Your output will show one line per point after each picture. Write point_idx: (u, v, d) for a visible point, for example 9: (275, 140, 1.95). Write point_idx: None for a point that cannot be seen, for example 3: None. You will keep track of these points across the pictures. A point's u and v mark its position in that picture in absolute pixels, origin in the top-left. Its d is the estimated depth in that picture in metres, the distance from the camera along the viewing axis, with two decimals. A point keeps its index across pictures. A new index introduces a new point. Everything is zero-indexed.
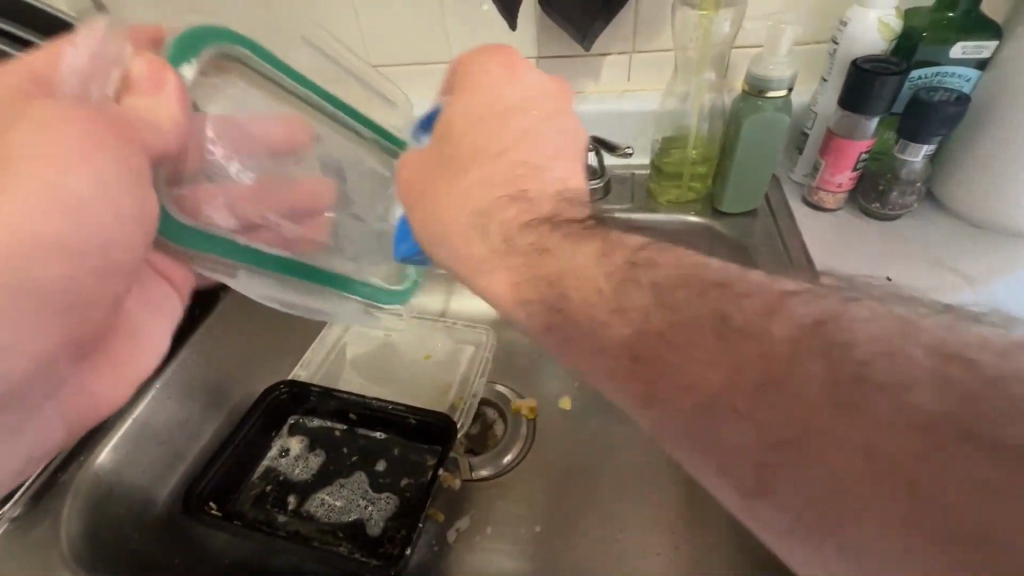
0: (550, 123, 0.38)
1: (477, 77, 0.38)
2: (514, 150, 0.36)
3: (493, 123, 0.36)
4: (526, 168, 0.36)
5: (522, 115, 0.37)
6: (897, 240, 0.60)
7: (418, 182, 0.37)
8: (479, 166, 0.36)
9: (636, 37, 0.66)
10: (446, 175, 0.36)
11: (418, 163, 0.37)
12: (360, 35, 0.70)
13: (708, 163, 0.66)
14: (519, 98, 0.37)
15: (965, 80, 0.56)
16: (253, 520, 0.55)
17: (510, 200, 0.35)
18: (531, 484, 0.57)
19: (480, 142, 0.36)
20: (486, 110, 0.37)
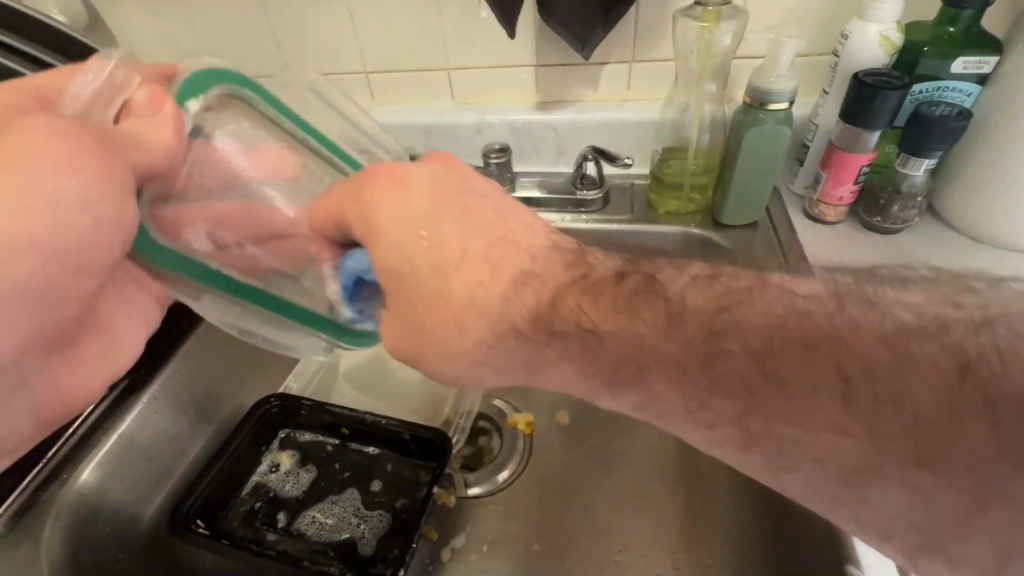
0: (468, 209, 0.35)
1: (370, 207, 0.34)
2: (475, 248, 0.33)
3: (434, 233, 0.33)
4: (503, 249, 0.33)
5: (443, 217, 0.34)
6: (898, 253, 0.59)
7: (425, 346, 0.34)
8: (451, 292, 0.33)
9: (636, 47, 0.65)
10: (434, 332, 0.33)
11: (403, 329, 0.34)
12: (357, 42, 0.69)
13: (709, 174, 0.65)
14: (423, 198, 0.34)
15: (966, 94, 0.56)
16: (242, 539, 0.53)
17: (515, 290, 0.32)
18: (528, 500, 0.56)
19: (438, 261, 0.33)
20: (421, 222, 0.34)
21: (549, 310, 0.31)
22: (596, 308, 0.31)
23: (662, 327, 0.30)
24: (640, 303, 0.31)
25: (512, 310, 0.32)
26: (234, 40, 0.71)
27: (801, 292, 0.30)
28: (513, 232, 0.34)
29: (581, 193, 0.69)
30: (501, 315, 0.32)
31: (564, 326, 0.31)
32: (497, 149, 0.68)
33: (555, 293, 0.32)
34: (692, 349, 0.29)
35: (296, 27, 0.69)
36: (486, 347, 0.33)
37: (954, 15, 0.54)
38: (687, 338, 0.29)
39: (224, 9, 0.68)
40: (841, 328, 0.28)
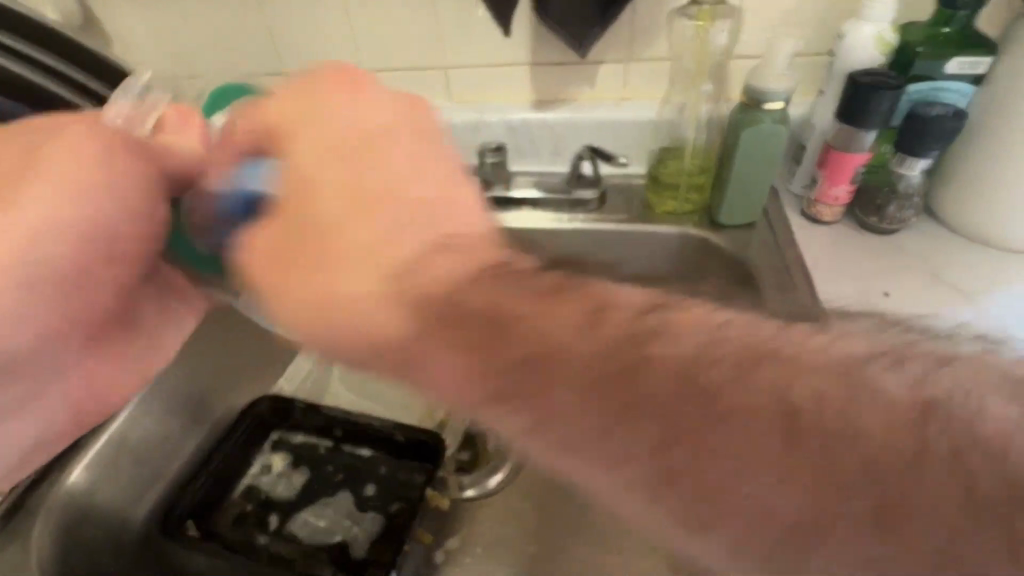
0: (418, 146, 0.31)
1: (322, 112, 0.31)
2: (390, 182, 0.29)
3: (349, 153, 0.30)
4: (427, 205, 0.29)
5: (390, 143, 0.31)
6: (895, 254, 0.59)
7: (296, 268, 0.28)
8: (358, 223, 0.28)
9: (633, 45, 0.65)
10: (314, 258, 0.28)
11: (281, 240, 0.28)
12: (351, 39, 0.68)
13: (706, 174, 0.65)
14: (376, 120, 0.31)
15: (961, 95, 0.56)
16: (232, 542, 0.52)
17: (427, 254, 0.28)
18: (523, 502, 0.56)
19: (348, 184, 0.29)
20: (343, 143, 0.30)
21: (461, 288, 0.27)
22: (496, 291, 0.27)
23: (582, 330, 0.26)
24: (565, 307, 0.26)
25: (411, 269, 0.28)
26: (228, 39, 0.70)
27: (768, 318, 0.27)
28: (450, 198, 0.30)
29: (577, 192, 0.69)
30: (391, 261, 0.28)
31: (472, 310, 0.26)
32: (493, 148, 0.68)
33: (466, 271, 0.28)
34: (612, 356, 0.25)
35: (292, 25, 0.68)
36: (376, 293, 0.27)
37: (949, 16, 0.55)
38: (603, 343, 0.25)
39: (217, 8, 0.68)
40: (803, 352, 0.25)
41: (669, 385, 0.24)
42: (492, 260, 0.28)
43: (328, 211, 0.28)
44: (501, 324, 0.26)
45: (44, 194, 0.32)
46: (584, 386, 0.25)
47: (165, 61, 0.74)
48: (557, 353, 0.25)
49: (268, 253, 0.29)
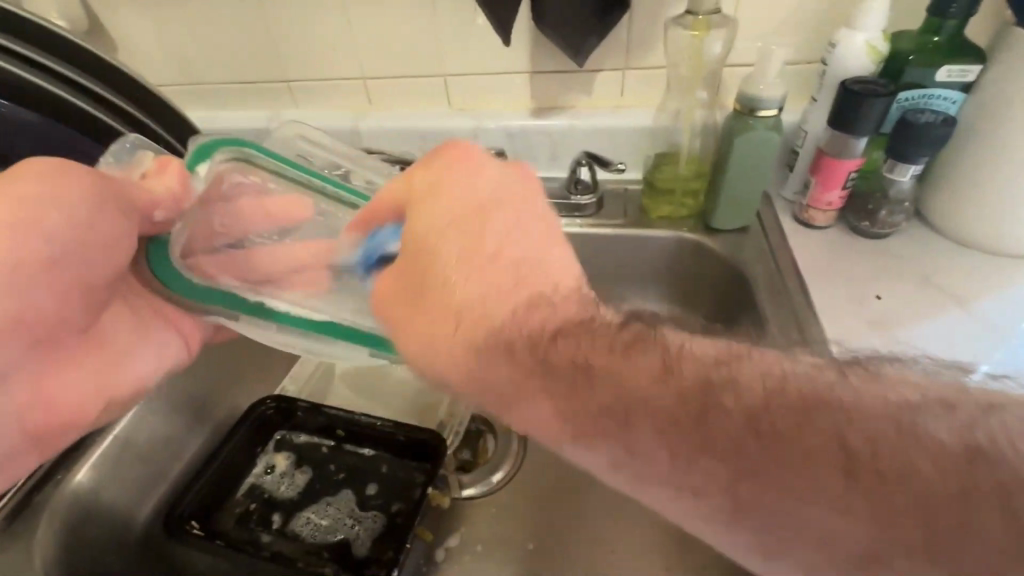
0: (516, 217, 0.31)
1: (435, 187, 0.32)
2: (509, 255, 0.30)
3: (466, 222, 0.31)
4: (525, 267, 0.30)
5: (492, 215, 0.31)
6: (887, 257, 0.60)
7: (407, 321, 0.31)
8: (466, 282, 0.30)
9: (629, 53, 0.66)
10: (430, 301, 0.30)
11: (403, 300, 0.31)
12: (353, 48, 0.70)
13: (701, 179, 0.66)
14: (493, 194, 0.32)
15: (951, 102, 0.57)
16: (236, 540, 0.53)
17: (523, 313, 0.29)
18: (520, 501, 0.57)
19: (470, 251, 0.30)
20: (466, 210, 0.31)
21: (545, 341, 0.29)
22: (589, 344, 0.29)
23: (656, 378, 0.28)
24: (637, 354, 0.29)
25: (508, 329, 0.29)
26: (231, 47, 0.72)
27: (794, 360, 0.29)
28: (540, 259, 0.31)
29: (574, 198, 0.70)
30: (493, 321, 0.29)
31: (558, 361, 0.29)
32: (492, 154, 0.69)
33: (556, 327, 0.29)
34: (688, 399, 0.27)
35: (295, 32, 0.69)
36: (471, 347, 0.29)
37: (940, 25, 0.55)
38: (680, 388, 0.28)
39: (222, 17, 0.69)
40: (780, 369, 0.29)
41: (729, 422, 0.27)
42: (580, 319, 0.30)
43: (443, 268, 0.30)
44: (584, 374, 0.28)
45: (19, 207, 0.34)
46: (654, 414, 0.27)
47: (170, 68, 0.75)
48: (643, 400, 0.28)
49: (386, 298, 0.32)
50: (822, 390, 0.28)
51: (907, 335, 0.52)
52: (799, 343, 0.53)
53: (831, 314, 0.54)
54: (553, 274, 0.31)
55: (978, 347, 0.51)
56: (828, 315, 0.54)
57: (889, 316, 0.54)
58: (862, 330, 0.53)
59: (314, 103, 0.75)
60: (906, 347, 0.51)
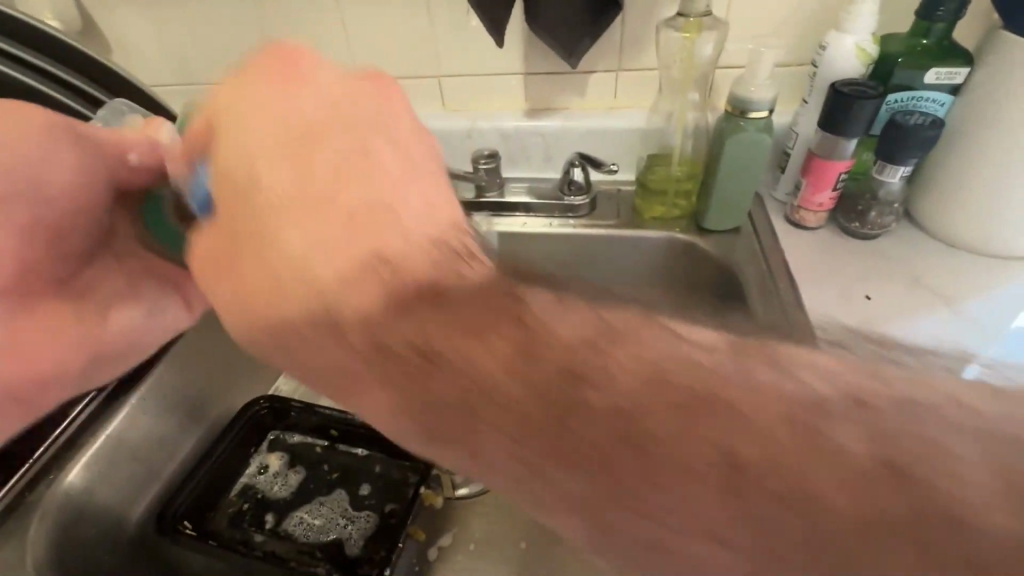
0: (364, 135, 0.30)
1: (260, 105, 0.30)
2: (306, 180, 0.28)
3: (315, 146, 0.29)
4: (365, 213, 0.28)
5: (325, 135, 0.30)
6: (877, 258, 0.61)
7: (236, 284, 0.29)
8: (292, 227, 0.28)
9: (622, 54, 0.67)
10: (249, 251, 0.28)
11: (232, 241, 0.29)
12: (348, 49, 0.70)
13: (693, 180, 0.67)
14: (312, 113, 0.30)
15: (940, 104, 0.58)
16: (229, 540, 0.54)
17: (354, 272, 0.27)
18: (513, 501, 0.57)
19: (320, 182, 0.28)
20: (322, 133, 0.30)
21: (408, 324, 0.27)
22: (438, 326, 0.26)
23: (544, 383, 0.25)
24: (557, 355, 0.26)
25: (335, 289, 0.27)
26: (225, 48, 0.72)
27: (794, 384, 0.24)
28: (380, 188, 0.29)
29: (568, 199, 0.70)
30: (301, 275, 0.28)
31: (397, 344, 0.27)
32: (486, 155, 0.69)
33: (397, 300, 0.27)
34: (543, 398, 0.25)
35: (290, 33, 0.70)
36: (287, 303, 0.28)
37: (928, 28, 0.56)
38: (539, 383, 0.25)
39: (215, 17, 0.70)
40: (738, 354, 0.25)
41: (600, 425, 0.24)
42: (424, 279, 0.27)
43: (274, 213, 0.28)
44: (421, 356, 0.27)
45: None
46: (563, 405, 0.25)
47: (165, 68, 0.75)
48: (496, 397, 0.26)
49: (207, 259, 0.30)
50: (711, 375, 0.24)
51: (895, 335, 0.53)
52: None
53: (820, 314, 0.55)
54: (401, 207, 0.29)
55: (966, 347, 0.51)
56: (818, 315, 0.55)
57: (879, 316, 0.55)
58: None
59: None
60: None
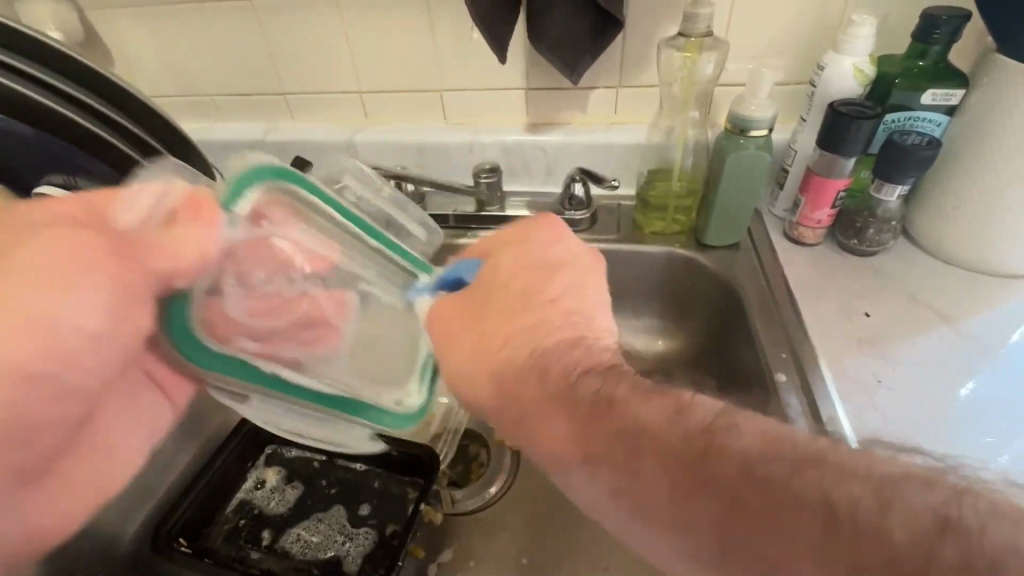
0: (581, 271, 0.39)
1: (507, 246, 0.40)
2: (552, 297, 0.37)
3: (537, 276, 0.37)
4: (581, 320, 0.36)
5: (566, 269, 0.38)
6: (873, 274, 0.61)
7: (471, 352, 0.36)
8: (523, 331, 0.36)
9: (623, 72, 0.68)
10: (489, 329, 0.36)
11: (500, 324, 0.36)
12: (352, 61, 0.71)
13: (693, 196, 0.68)
14: (565, 255, 0.39)
15: (936, 124, 0.59)
16: (224, 558, 0.52)
17: (552, 358, 0.34)
18: (512, 517, 0.56)
19: (543, 300, 0.36)
20: (533, 265, 0.38)
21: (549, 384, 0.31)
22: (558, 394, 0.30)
23: (669, 417, 0.30)
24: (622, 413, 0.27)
25: (553, 359, 0.34)
26: (229, 60, 0.72)
27: None
28: (587, 312, 0.37)
29: (568, 213, 0.70)
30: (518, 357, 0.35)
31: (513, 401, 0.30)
32: (488, 169, 0.68)
33: None
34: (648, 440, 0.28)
35: (295, 43, 0.70)
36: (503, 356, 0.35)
37: (923, 50, 0.57)
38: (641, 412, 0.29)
39: (220, 31, 0.70)
40: None
41: None
42: None
43: (498, 312, 0.37)
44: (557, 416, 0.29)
45: (41, 285, 0.28)
46: None
47: (167, 78, 0.75)
48: None
49: (440, 333, 0.38)
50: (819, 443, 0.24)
51: (895, 353, 0.53)
52: (790, 361, 0.53)
53: (823, 334, 0.55)
54: (603, 319, 0.37)
55: (964, 363, 0.52)
56: (820, 334, 0.55)
57: (878, 333, 0.55)
58: (853, 349, 0.53)
59: (311, 115, 0.76)
60: (896, 365, 0.52)
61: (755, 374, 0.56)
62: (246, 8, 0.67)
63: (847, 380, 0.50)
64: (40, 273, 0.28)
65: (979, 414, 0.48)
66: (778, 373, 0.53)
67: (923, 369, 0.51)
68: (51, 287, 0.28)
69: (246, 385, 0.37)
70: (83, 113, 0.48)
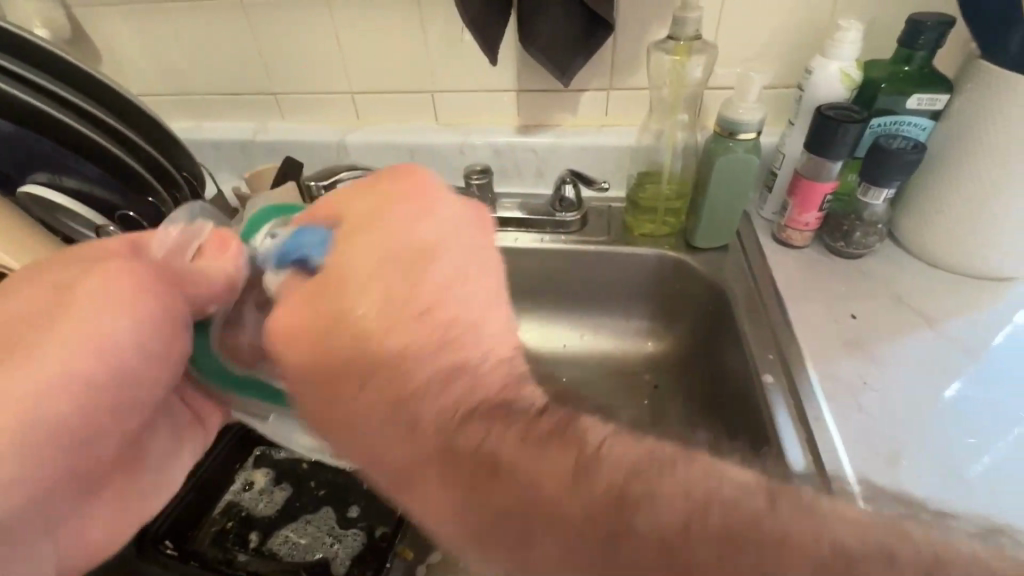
0: (458, 259, 0.30)
1: (383, 225, 0.31)
2: (414, 302, 0.29)
3: (395, 272, 0.29)
4: (455, 328, 0.29)
5: (441, 256, 0.30)
6: (859, 276, 0.62)
7: (321, 374, 0.29)
8: (376, 344, 0.28)
9: (613, 74, 0.68)
10: (344, 348, 0.29)
11: (339, 336, 0.29)
12: (342, 62, 0.71)
13: (682, 199, 0.68)
14: (431, 236, 0.31)
15: (921, 129, 0.59)
16: (211, 560, 0.52)
17: (427, 384, 0.28)
18: None
19: (398, 308, 0.28)
20: (393, 256, 0.30)
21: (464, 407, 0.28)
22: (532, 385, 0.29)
23: None
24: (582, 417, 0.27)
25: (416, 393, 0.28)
26: (219, 60, 0.72)
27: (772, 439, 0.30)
28: (469, 318, 0.29)
29: (559, 215, 0.70)
30: (403, 380, 0.28)
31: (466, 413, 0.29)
32: (478, 170, 0.68)
33: None
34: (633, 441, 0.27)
35: (285, 43, 0.70)
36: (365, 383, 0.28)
37: (909, 55, 0.58)
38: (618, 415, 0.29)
39: (210, 31, 0.70)
40: None
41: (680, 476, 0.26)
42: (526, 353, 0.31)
43: (333, 315, 0.29)
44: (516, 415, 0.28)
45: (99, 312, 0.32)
46: None
47: (157, 77, 0.75)
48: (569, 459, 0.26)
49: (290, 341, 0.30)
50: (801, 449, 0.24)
51: (881, 355, 0.53)
52: (777, 364, 0.54)
53: (810, 337, 0.55)
54: (485, 326, 0.29)
55: (947, 365, 0.52)
56: (807, 337, 0.55)
57: (864, 335, 0.55)
58: (839, 352, 0.54)
59: (302, 115, 0.76)
60: (881, 368, 0.52)
61: (744, 376, 0.56)
62: (237, 8, 0.67)
63: (832, 382, 0.51)
64: (97, 302, 0.32)
65: (962, 416, 0.49)
66: (766, 375, 0.53)
67: (908, 371, 0.52)
68: (109, 309, 0.32)
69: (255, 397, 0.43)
70: (71, 113, 0.48)
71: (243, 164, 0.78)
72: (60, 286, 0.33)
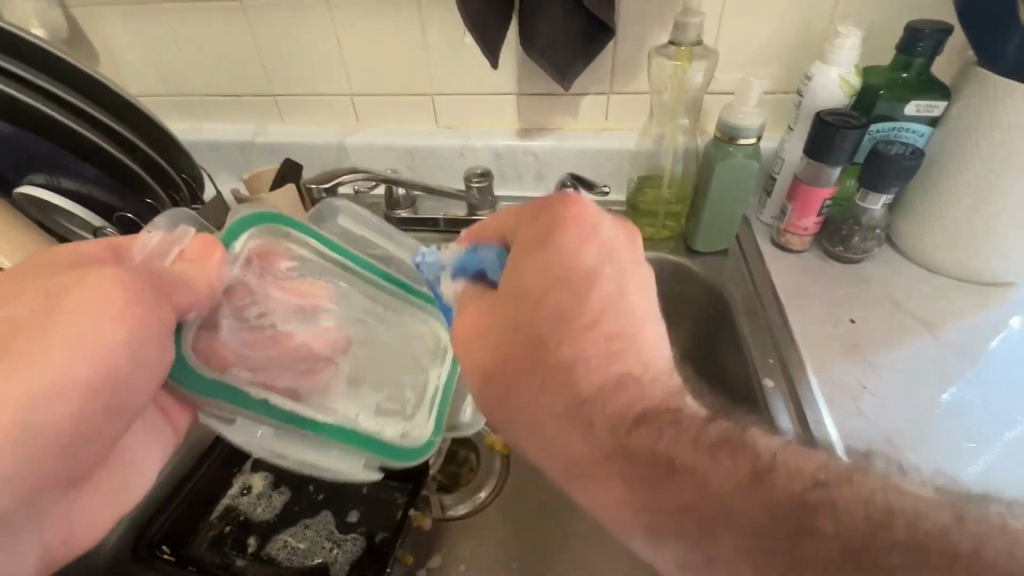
0: (630, 285, 0.32)
1: (556, 251, 0.31)
2: (596, 320, 0.30)
3: (572, 296, 0.30)
4: (618, 346, 0.30)
5: (606, 280, 0.31)
6: (857, 280, 0.62)
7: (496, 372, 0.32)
8: (556, 358, 0.30)
9: (614, 78, 0.68)
10: (531, 363, 0.31)
11: (526, 351, 0.31)
12: (342, 64, 0.70)
13: (682, 203, 0.68)
14: (596, 261, 0.31)
15: (919, 135, 0.60)
16: (209, 566, 0.52)
17: (595, 392, 0.29)
18: (503, 522, 0.56)
19: (582, 320, 0.30)
20: (561, 280, 0.31)
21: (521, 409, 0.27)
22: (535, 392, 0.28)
23: None
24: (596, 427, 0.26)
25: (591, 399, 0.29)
26: (218, 61, 0.72)
27: None
28: (630, 337, 0.31)
29: None
30: (571, 389, 0.30)
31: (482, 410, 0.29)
32: (478, 173, 0.68)
33: None
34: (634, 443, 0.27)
35: (285, 43, 0.69)
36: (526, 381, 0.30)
37: (907, 62, 0.58)
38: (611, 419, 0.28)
39: (210, 31, 0.69)
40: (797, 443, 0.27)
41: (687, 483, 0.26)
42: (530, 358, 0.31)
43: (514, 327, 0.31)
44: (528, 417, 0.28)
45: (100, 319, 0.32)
46: None
47: (155, 78, 0.74)
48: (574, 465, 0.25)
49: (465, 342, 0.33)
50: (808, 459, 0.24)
51: (880, 359, 0.54)
52: (777, 368, 0.54)
53: (810, 341, 0.55)
54: (643, 343, 0.31)
55: (946, 369, 0.53)
56: (807, 341, 0.55)
57: (864, 340, 0.56)
58: (839, 356, 0.54)
59: (302, 117, 0.76)
60: (880, 372, 0.52)
61: (744, 382, 0.56)
62: (236, 9, 0.67)
63: (833, 387, 0.51)
64: (99, 310, 0.33)
65: (960, 419, 0.49)
66: (766, 380, 0.53)
67: (907, 375, 0.52)
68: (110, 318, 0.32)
69: (245, 411, 0.38)
70: (66, 113, 0.47)
71: (242, 165, 0.78)
72: (55, 295, 0.33)
